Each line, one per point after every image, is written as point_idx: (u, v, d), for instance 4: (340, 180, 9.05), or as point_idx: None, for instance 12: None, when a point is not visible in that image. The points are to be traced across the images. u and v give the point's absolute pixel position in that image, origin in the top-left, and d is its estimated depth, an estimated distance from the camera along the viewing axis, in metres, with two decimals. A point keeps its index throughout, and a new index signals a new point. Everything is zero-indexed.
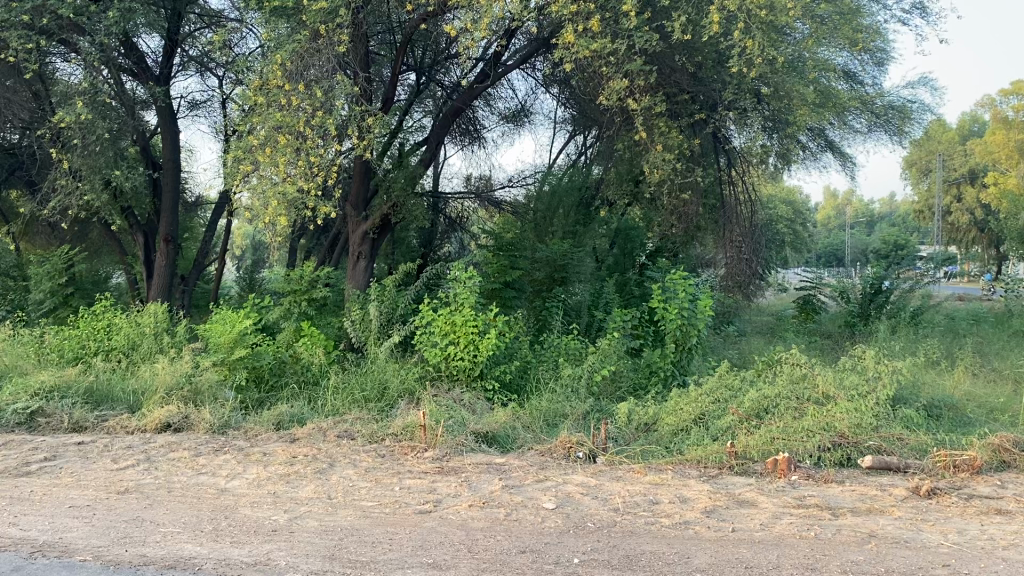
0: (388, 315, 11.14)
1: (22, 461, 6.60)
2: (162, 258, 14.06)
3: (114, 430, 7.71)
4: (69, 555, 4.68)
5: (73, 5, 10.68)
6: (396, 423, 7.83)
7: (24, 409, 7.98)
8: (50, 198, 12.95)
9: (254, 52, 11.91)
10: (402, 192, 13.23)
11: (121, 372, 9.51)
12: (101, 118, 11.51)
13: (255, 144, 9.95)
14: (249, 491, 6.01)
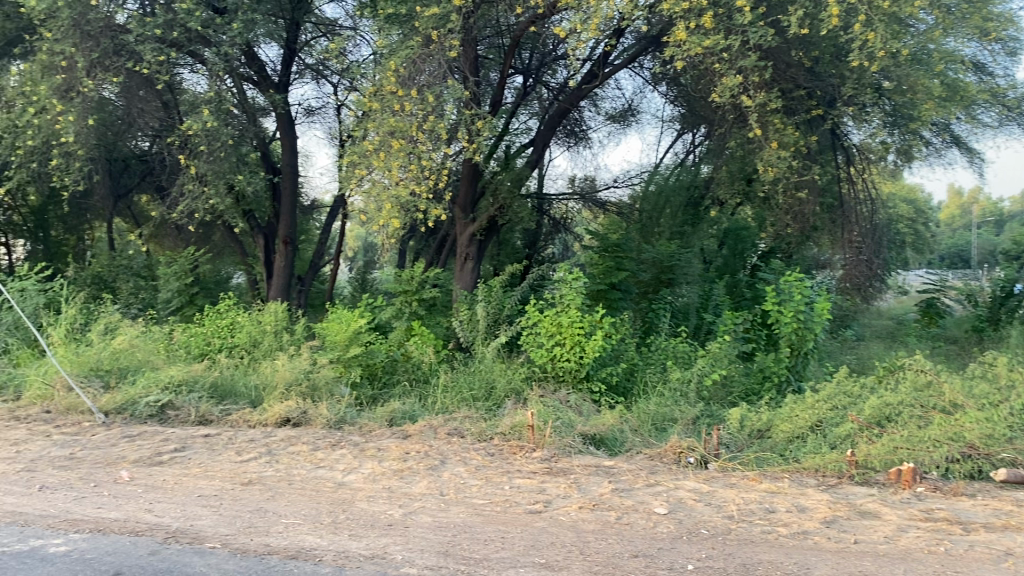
0: (495, 316, 11.26)
1: (155, 451, 6.98)
2: (281, 260, 14.66)
3: (238, 424, 8.07)
4: (200, 542, 4.91)
5: (201, 18, 11.23)
6: (504, 423, 7.86)
7: (156, 401, 8.39)
8: (178, 202, 13.63)
9: (368, 59, 12.25)
10: (509, 194, 13.33)
11: (244, 368, 9.94)
12: (225, 126, 12.07)
13: (369, 148, 10.22)
14: (364, 485, 6.17)
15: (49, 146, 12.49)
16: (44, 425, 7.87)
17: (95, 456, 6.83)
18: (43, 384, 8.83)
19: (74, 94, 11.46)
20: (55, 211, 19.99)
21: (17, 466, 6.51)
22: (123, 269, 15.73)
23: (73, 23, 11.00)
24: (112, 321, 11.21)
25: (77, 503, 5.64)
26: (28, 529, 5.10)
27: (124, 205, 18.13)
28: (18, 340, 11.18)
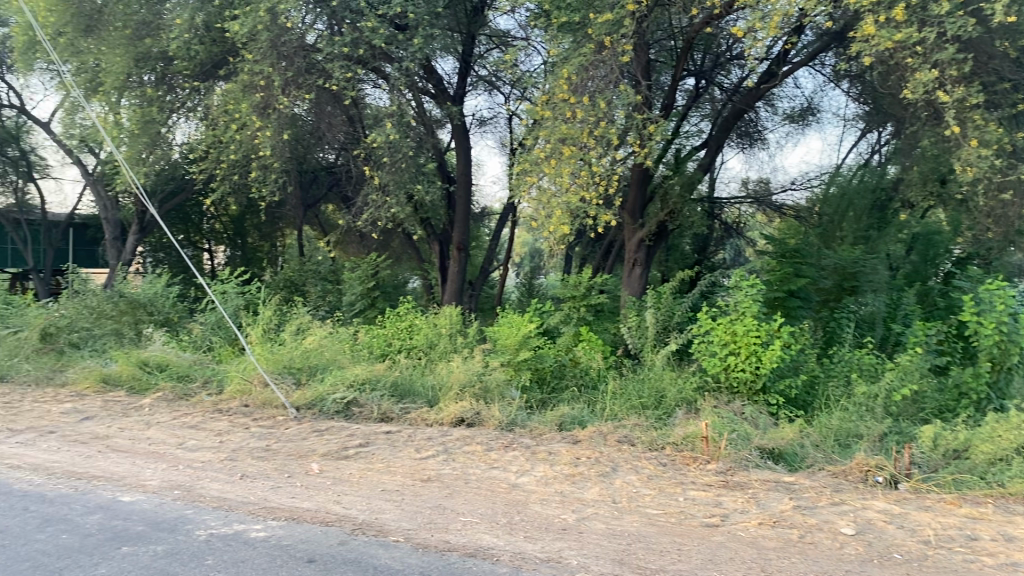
0: (666, 323, 11.07)
1: (342, 445, 7.39)
2: (454, 265, 15.14)
3: (415, 422, 8.40)
4: (384, 535, 5.14)
5: (384, 35, 11.81)
6: (677, 433, 7.72)
7: (341, 399, 8.85)
8: (362, 211, 14.37)
9: (539, 68, 12.46)
10: (681, 199, 13.13)
11: (421, 368, 10.32)
12: (404, 137, 12.63)
13: (541, 155, 10.33)
14: (538, 488, 6.24)
15: (248, 160, 13.53)
16: (244, 417, 8.53)
17: (289, 449, 7.32)
18: (243, 379, 9.57)
19: (271, 111, 12.37)
20: (252, 220, 21.65)
21: (221, 455, 7.09)
22: (311, 273, 16.78)
23: (271, 45, 11.85)
24: (302, 322, 11.98)
25: (273, 492, 6.06)
26: (232, 514, 5.53)
27: (311, 213, 19.34)
28: (221, 338, 12.19)
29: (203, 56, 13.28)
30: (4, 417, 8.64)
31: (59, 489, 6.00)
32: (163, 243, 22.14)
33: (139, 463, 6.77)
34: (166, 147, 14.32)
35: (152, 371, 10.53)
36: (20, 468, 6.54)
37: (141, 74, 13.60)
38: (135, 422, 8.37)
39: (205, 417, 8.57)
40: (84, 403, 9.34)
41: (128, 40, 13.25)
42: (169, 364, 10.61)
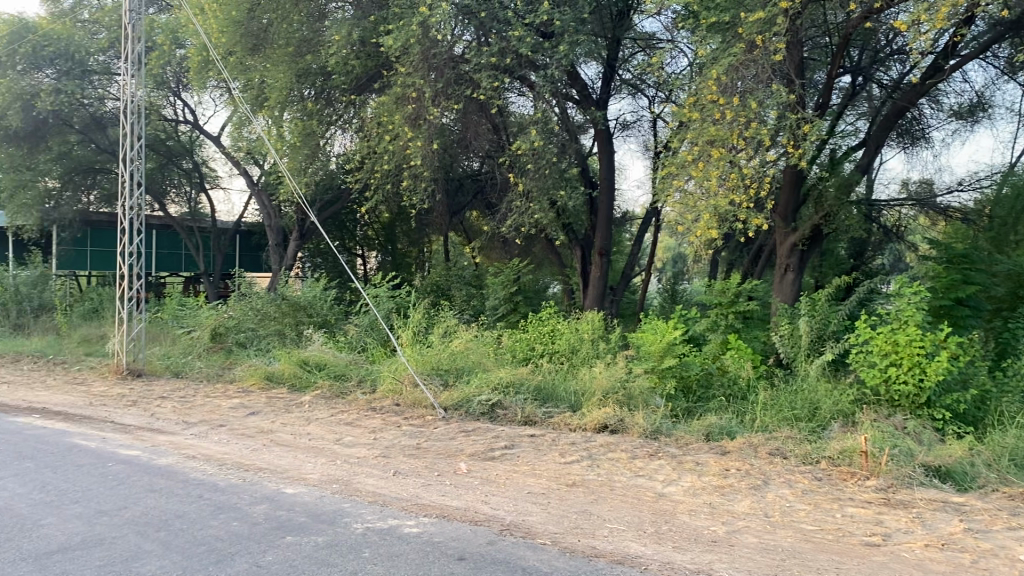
0: (819, 331, 10.64)
1: (489, 446, 7.52)
2: (597, 270, 15.10)
3: (559, 427, 8.44)
4: (532, 538, 5.19)
5: (531, 43, 11.95)
6: (833, 447, 7.39)
7: (487, 400, 9.03)
8: (507, 217, 14.57)
9: (686, 70, 12.28)
10: (836, 202, 12.59)
11: (564, 373, 10.36)
12: (550, 143, 12.74)
13: (688, 158, 10.17)
14: (685, 498, 6.13)
15: (400, 169, 14.05)
16: (396, 416, 8.84)
17: (438, 448, 7.51)
18: (394, 380, 9.92)
19: (421, 122, 12.79)
20: (402, 226, 22.42)
21: (375, 452, 7.36)
22: (456, 278, 17.12)
23: (422, 58, 12.24)
24: (450, 325, 12.27)
25: (425, 489, 6.24)
26: (386, 509, 5.73)
27: (457, 219, 19.82)
28: (374, 340, 12.67)
29: (358, 70, 13.89)
30: (181, 410, 9.32)
31: (229, 479, 6.41)
32: (320, 249, 23.32)
33: (301, 457, 7.15)
34: (324, 157, 15.06)
35: (311, 369, 11.09)
36: (194, 458, 7.04)
37: (302, 89, 14.36)
38: (296, 418, 8.83)
39: (360, 415, 8.94)
40: (250, 399, 9.94)
41: (290, 57, 14.03)
42: (327, 363, 11.15)
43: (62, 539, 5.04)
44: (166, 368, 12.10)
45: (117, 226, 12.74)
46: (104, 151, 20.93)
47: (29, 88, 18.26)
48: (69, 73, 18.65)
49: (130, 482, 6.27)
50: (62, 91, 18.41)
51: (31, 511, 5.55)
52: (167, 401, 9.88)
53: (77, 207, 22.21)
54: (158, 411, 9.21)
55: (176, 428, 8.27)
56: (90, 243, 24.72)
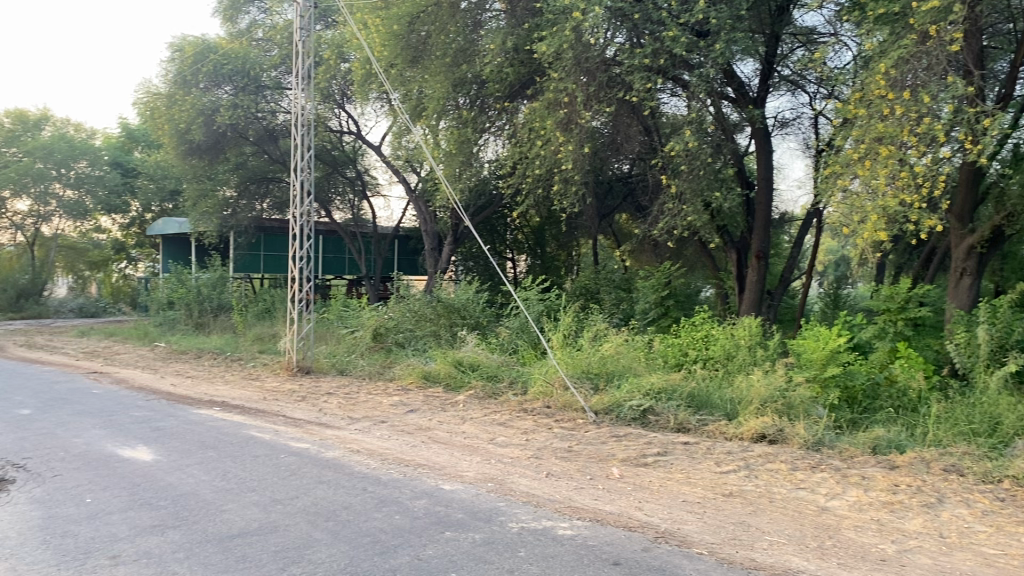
0: (1001, 340, 9.87)
1: (641, 452, 7.46)
2: (753, 273, 14.64)
3: (714, 435, 8.25)
4: (688, 547, 5.10)
5: (686, 43, 11.78)
6: (1016, 466, 6.84)
7: (638, 406, 8.96)
8: (659, 219, 14.38)
9: (850, 65, 11.75)
10: (1019, 200, 11.67)
11: (719, 380, 10.12)
12: (705, 144, 12.47)
13: (854, 156, 9.80)
14: (851, 513, 5.85)
15: (551, 174, 14.19)
16: (548, 418, 8.93)
17: (589, 451, 7.53)
18: (545, 382, 10.02)
19: (573, 126, 12.90)
20: (552, 230, 22.62)
21: (528, 453, 7.47)
22: (606, 281, 17.04)
23: (574, 63, 12.30)
24: (600, 329, 12.25)
25: (578, 493, 6.27)
26: (541, 510, 5.80)
27: (607, 223, 19.78)
28: (525, 342, 12.84)
29: (512, 77, 14.14)
30: (345, 406, 9.80)
31: (391, 473, 6.69)
32: (472, 253, 23.87)
33: (457, 455, 7.35)
34: (477, 164, 15.44)
35: (466, 370, 11.37)
36: (358, 452, 7.39)
37: (457, 98, 14.79)
38: (452, 416, 9.10)
39: (512, 416, 9.08)
40: (408, 397, 10.32)
41: (447, 67, 14.48)
42: (480, 365, 11.40)
43: (242, 524, 5.41)
44: (332, 366, 12.78)
45: (288, 231, 13.55)
46: (276, 161, 22.31)
47: (210, 104, 19.75)
48: (245, 89, 20.00)
49: (299, 473, 6.65)
50: (239, 106, 19.74)
51: (214, 497, 5.99)
52: (332, 397, 10.41)
53: (252, 214, 23.74)
54: (324, 407, 9.73)
55: (341, 424, 8.71)
56: (263, 248, 26.19)
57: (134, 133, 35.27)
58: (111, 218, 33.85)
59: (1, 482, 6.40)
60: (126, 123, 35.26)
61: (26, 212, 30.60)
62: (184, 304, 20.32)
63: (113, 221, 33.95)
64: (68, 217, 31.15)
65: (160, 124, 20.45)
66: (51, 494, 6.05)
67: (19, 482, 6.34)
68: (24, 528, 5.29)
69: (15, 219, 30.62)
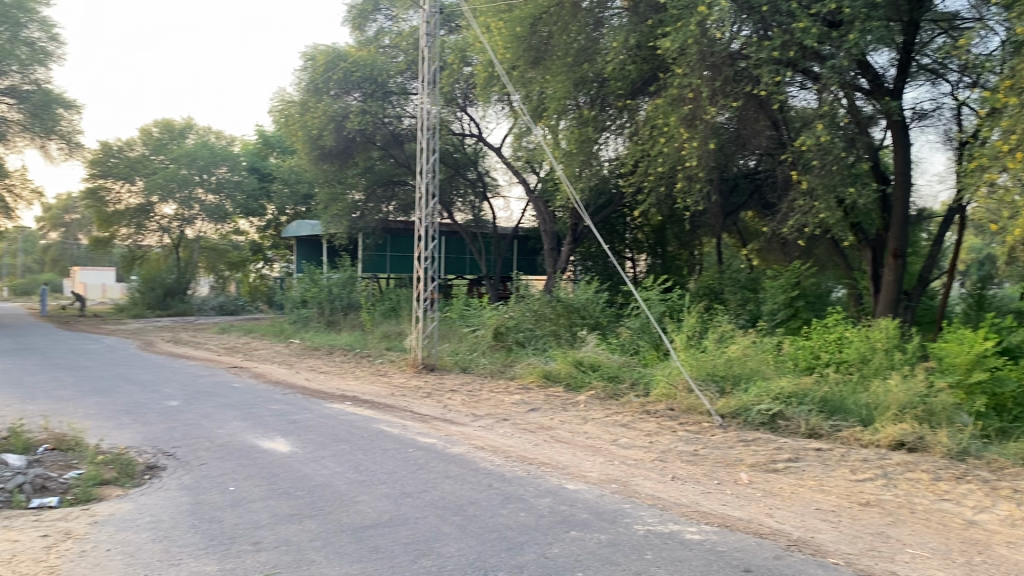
0: None
1: (771, 458, 7.24)
2: (889, 273, 13.96)
3: (848, 442, 7.91)
4: (823, 556, 4.92)
5: (818, 33, 11.37)
6: None
7: (767, 410, 8.69)
8: (788, 217, 13.91)
9: (999, 52, 11.02)
10: None
11: (854, 385, 9.69)
12: (837, 138, 11.98)
13: (1004, 148, 9.21)
14: (1002, 529, 5.48)
15: (674, 172, 13.99)
16: (672, 421, 8.80)
17: (716, 456, 7.37)
18: (668, 384, 9.88)
19: (697, 123, 12.66)
20: (674, 229, 22.30)
21: (652, 455, 7.39)
22: (731, 281, 16.64)
23: (700, 58, 12.08)
24: (725, 330, 11.98)
25: (704, 497, 6.14)
26: (667, 513, 5.72)
27: (732, 221, 19.31)
28: (647, 343, 12.70)
29: (634, 75, 14.03)
30: (468, 403, 9.97)
31: (516, 471, 6.74)
32: (591, 253, 23.81)
33: (580, 455, 7.34)
34: (598, 163, 15.39)
35: (587, 370, 11.35)
36: (483, 449, 7.50)
37: (578, 97, 14.77)
38: (574, 416, 9.11)
39: (635, 418, 8.99)
40: (530, 395, 10.39)
41: (569, 67, 14.50)
42: (601, 365, 11.34)
43: (373, 515, 5.58)
44: (455, 364, 13.02)
45: (414, 232, 13.89)
46: (401, 164, 22.89)
47: (341, 110, 20.56)
48: (373, 95, 20.66)
49: (427, 468, 6.81)
50: (367, 112, 20.48)
51: (347, 488, 6.21)
52: (457, 394, 10.61)
53: (379, 216, 24.34)
54: (449, 403, 9.93)
55: (466, 420, 8.86)
56: (390, 249, 26.87)
57: (271, 140, 37.04)
58: (249, 221, 35.65)
59: (154, 468, 6.84)
60: (263, 130, 37.08)
61: (173, 216, 32.85)
62: (316, 303, 21.18)
63: (251, 223, 35.74)
64: (211, 220, 33.00)
65: (295, 131, 21.54)
66: (199, 481, 6.42)
67: (170, 469, 6.77)
68: (175, 513, 5.63)
69: (163, 222, 32.76)
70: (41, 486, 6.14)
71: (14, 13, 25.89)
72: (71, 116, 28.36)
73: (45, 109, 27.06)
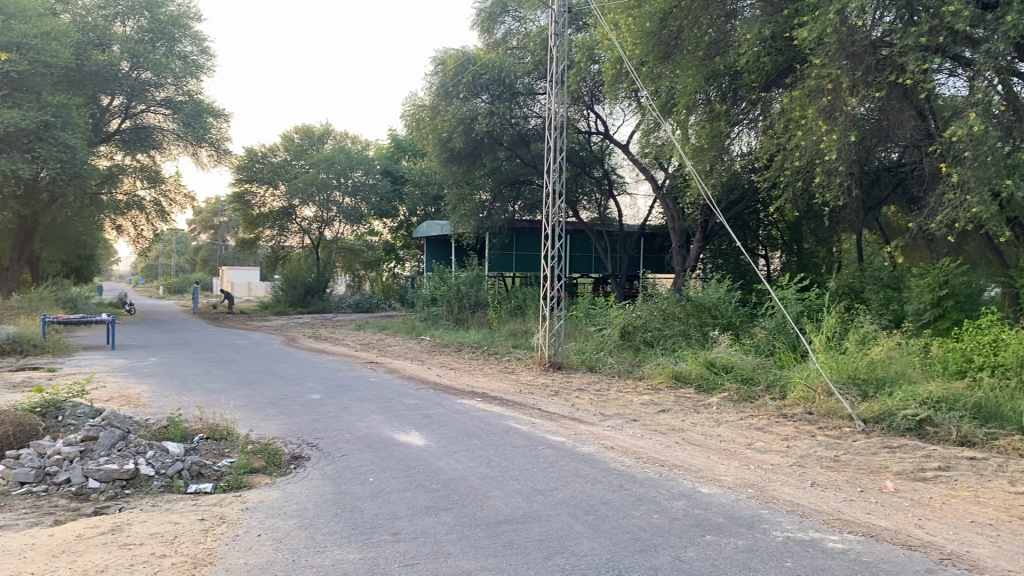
0: None
1: (919, 466, 6.87)
2: None
3: (1006, 451, 7.39)
4: (981, 572, 4.61)
5: (971, 16, 10.71)
6: None
7: (914, 416, 8.23)
8: (936, 212, 13.15)
9: None
10: None
11: (1012, 391, 9.03)
12: (993, 127, 11.23)
13: None
14: None
15: (812, 166, 13.49)
16: (809, 425, 8.49)
17: (859, 462, 7.06)
18: (805, 387, 9.58)
19: (837, 115, 12.13)
20: (810, 225, 21.55)
21: (790, 459, 7.15)
22: (872, 280, 15.92)
23: (840, 46, 11.64)
24: (868, 332, 11.44)
25: (847, 505, 5.89)
26: (807, 520, 5.52)
27: (873, 216, 18.45)
28: (783, 343, 12.28)
29: (769, 67, 13.63)
30: (597, 402, 9.95)
31: (647, 472, 6.67)
32: (721, 251, 23.35)
33: (714, 458, 7.19)
34: (729, 158, 15.05)
35: (719, 371, 11.12)
36: (613, 449, 7.46)
37: (709, 91, 14.56)
38: (706, 418, 8.93)
39: (770, 421, 8.72)
40: (660, 396, 10.27)
41: (700, 61, 14.27)
42: (734, 366, 11.07)
43: (507, 511, 5.65)
44: (583, 362, 13.03)
45: (543, 231, 13.99)
46: (527, 164, 23.35)
47: (469, 112, 20.92)
48: (501, 96, 20.87)
49: (559, 466, 6.84)
50: (495, 113, 20.74)
51: (481, 483, 6.31)
52: (585, 393, 10.60)
53: (505, 215, 24.73)
54: (578, 402, 9.93)
55: (595, 419, 8.85)
56: (515, 248, 27.13)
57: (402, 143, 38.11)
58: (382, 222, 36.81)
59: (299, 458, 7.17)
60: (395, 134, 38.23)
61: (312, 218, 34.79)
62: (446, 301, 21.59)
63: (384, 225, 36.90)
64: (346, 222, 34.43)
65: (425, 134, 22.07)
66: (340, 472, 6.68)
67: (314, 460, 7.08)
68: (319, 502, 5.88)
69: (304, 224, 34.80)
70: (198, 473, 6.56)
71: (168, 29, 27.68)
72: (219, 124, 30.10)
73: (197, 117, 28.79)
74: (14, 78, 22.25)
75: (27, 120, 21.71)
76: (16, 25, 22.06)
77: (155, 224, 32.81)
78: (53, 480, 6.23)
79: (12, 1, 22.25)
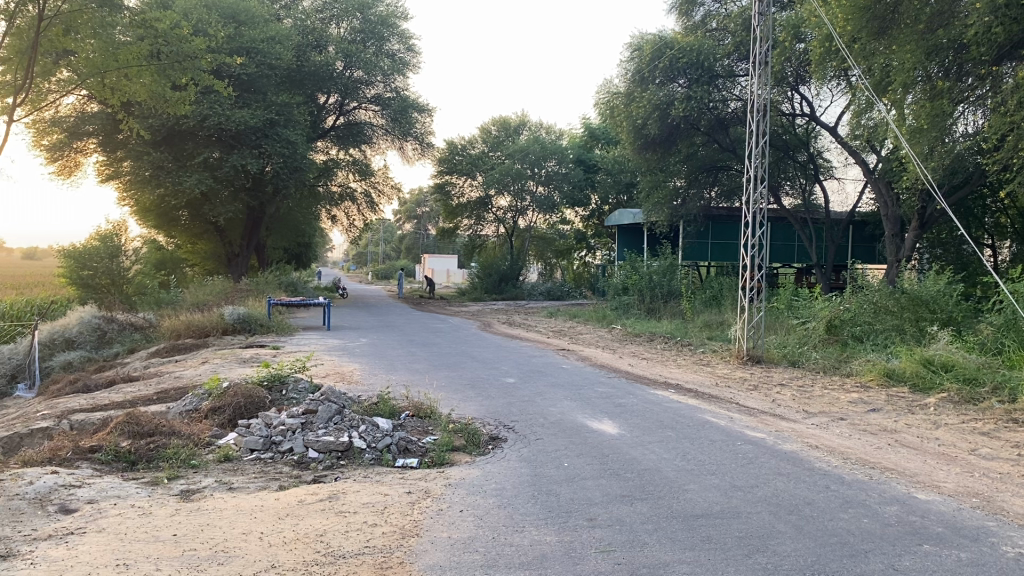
0: None
1: None
2: None
3: None
4: None
5: None
6: None
7: None
8: None
9: None
10: None
11: None
12: None
13: None
14: None
15: None
16: None
17: None
18: None
19: None
20: None
21: (1022, 469, 6.50)
22: None
23: None
24: None
25: None
26: None
27: None
28: (1013, 342, 11.17)
29: (1003, 38, 12.25)
30: (801, 399, 9.51)
31: (856, 474, 6.31)
32: (941, 239, 21.81)
33: (931, 463, 6.68)
34: (952, 139, 13.90)
35: (937, 370, 10.33)
36: (819, 448, 7.10)
37: (930, 67, 13.52)
38: (923, 420, 8.29)
39: (999, 427, 7.96)
40: (871, 395, 9.64)
41: (920, 35, 13.31)
42: (955, 365, 10.24)
43: (704, 505, 5.54)
44: (784, 357, 12.49)
45: (742, 218, 13.54)
46: (726, 149, 22.69)
47: (666, 98, 20.51)
48: (699, 80, 20.26)
49: (757, 463, 6.59)
50: (693, 98, 20.18)
51: (676, 475, 6.22)
52: (787, 389, 10.15)
53: (701, 202, 24.19)
54: (779, 398, 9.52)
55: (798, 416, 8.47)
56: (711, 236, 26.54)
57: (596, 131, 38.13)
58: (574, 210, 37.03)
59: (497, 439, 7.38)
60: (589, 123, 38.30)
61: (507, 208, 35.57)
62: (638, 291, 21.45)
63: (576, 213, 37.14)
64: (539, 210, 34.54)
65: (619, 121, 21.98)
66: (536, 455, 6.82)
67: (511, 441, 7.28)
68: (517, 482, 6.04)
69: (499, 213, 35.63)
70: (404, 448, 6.92)
71: (378, 29, 29.23)
72: (423, 118, 31.47)
73: (403, 113, 30.25)
74: (244, 80, 24.35)
75: (255, 119, 23.71)
76: (247, 31, 24.16)
77: (365, 215, 34.95)
78: (278, 448, 6.80)
79: (243, 10, 24.43)
